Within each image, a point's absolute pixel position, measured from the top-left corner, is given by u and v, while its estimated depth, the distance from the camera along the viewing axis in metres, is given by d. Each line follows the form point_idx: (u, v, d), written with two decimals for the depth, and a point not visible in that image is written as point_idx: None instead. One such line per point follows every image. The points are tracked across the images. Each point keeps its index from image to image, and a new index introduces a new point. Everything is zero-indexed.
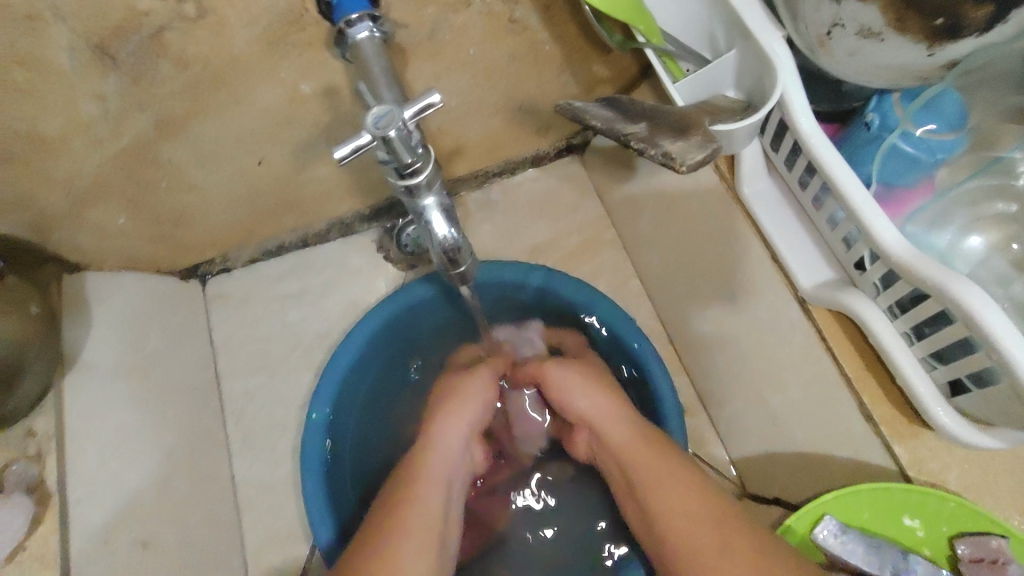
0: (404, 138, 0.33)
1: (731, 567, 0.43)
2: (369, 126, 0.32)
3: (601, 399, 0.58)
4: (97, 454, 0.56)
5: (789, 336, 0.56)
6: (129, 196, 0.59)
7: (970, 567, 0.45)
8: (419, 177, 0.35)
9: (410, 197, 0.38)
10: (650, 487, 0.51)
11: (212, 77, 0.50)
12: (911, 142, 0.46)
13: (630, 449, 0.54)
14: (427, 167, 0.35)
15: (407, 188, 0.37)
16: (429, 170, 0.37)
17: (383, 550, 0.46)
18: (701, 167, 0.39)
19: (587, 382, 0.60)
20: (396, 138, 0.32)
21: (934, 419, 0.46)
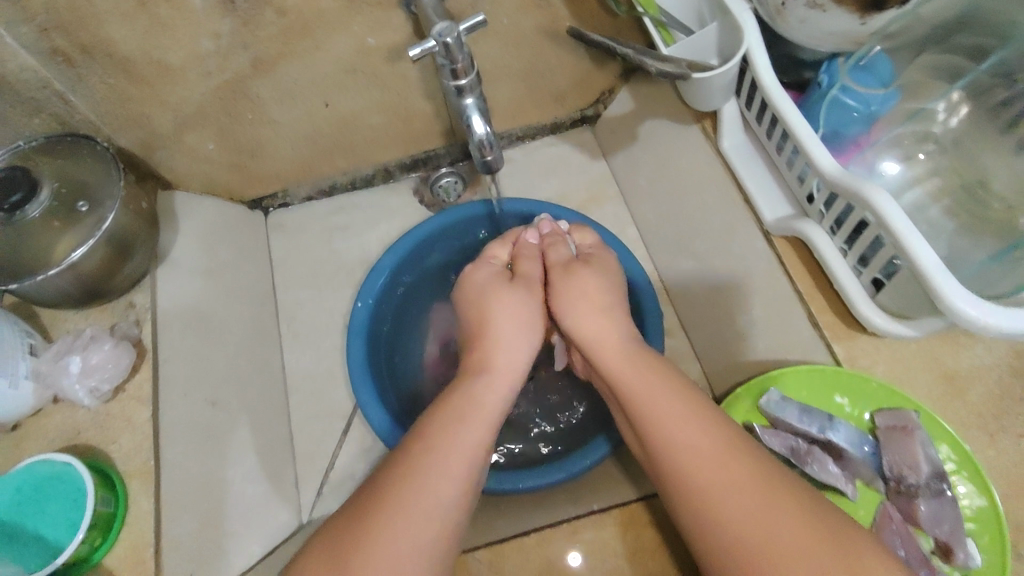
0: (459, 46, 0.48)
1: (732, 488, 0.46)
2: (435, 34, 0.47)
3: (603, 327, 0.59)
4: (181, 329, 0.69)
5: (756, 265, 0.68)
6: (219, 125, 0.72)
7: (885, 433, 0.55)
8: (464, 78, 0.50)
9: (459, 98, 0.53)
10: (653, 420, 0.51)
11: (301, 25, 0.63)
12: (850, 95, 0.58)
13: (626, 377, 0.55)
14: (474, 70, 0.50)
15: (456, 88, 0.52)
16: (472, 76, 0.52)
17: (419, 484, 0.48)
18: (665, 74, 0.59)
19: (586, 304, 0.60)
20: (454, 44, 0.48)
21: (860, 313, 0.57)
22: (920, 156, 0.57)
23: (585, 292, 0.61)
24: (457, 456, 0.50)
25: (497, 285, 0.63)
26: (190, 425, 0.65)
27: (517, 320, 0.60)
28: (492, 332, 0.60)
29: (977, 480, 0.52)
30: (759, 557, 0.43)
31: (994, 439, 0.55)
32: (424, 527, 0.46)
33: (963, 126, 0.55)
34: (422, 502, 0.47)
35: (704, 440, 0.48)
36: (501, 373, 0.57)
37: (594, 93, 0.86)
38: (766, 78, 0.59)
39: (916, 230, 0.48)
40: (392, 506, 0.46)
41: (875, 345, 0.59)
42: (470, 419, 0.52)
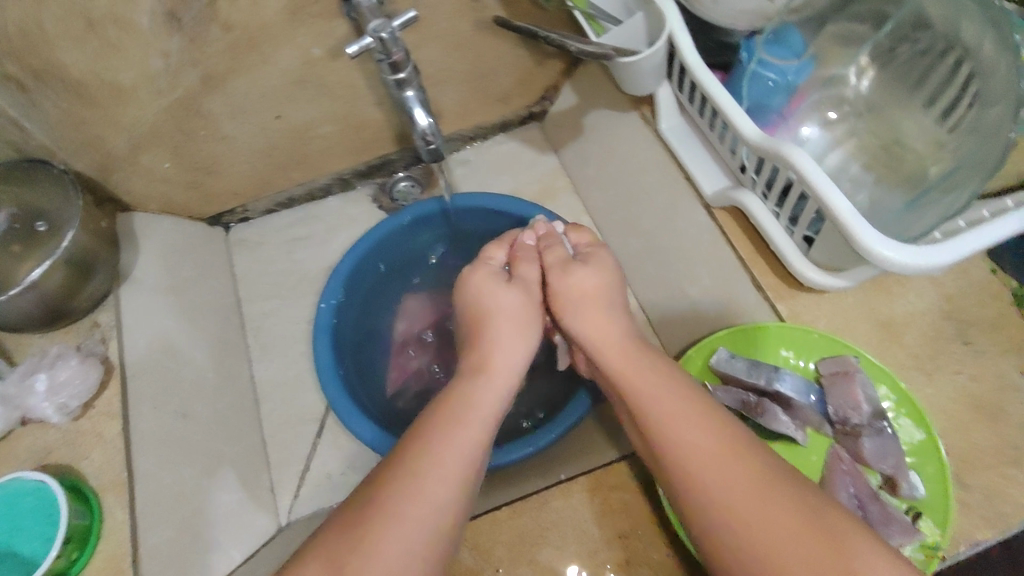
0: (394, 40, 0.52)
1: (731, 475, 0.47)
2: (371, 29, 0.51)
3: (605, 324, 0.60)
4: (147, 344, 0.69)
5: (699, 238, 0.71)
6: (174, 144, 0.74)
7: (828, 380, 0.58)
8: (401, 69, 0.53)
9: (400, 90, 0.56)
10: (661, 417, 0.51)
11: (248, 40, 0.66)
12: (768, 70, 0.62)
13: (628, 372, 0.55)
14: (410, 61, 0.53)
15: (396, 82, 0.55)
16: (410, 69, 0.55)
17: (418, 486, 0.47)
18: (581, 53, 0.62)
19: (589, 302, 0.61)
20: (389, 39, 0.51)
21: (795, 269, 0.61)
22: (830, 114, 0.62)
23: (587, 291, 0.62)
24: (457, 456, 0.50)
25: (493, 287, 0.63)
26: (164, 438, 0.65)
27: (514, 322, 0.60)
28: (490, 334, 0.60)
29: (916, 416, 0.56)
30: (751, 543, 0.44)
31: (930, 376, 0.58)
32: (424, 524, 0.46)
33: (872, 88, 0.61)
34: (422, 501, 0.47)
35: (704, 427, 0.49)
36: (499, 374, 0.57)
37: (538, 91, 0.90)
38: (690, 56, 0.62)
39: (834, 184, 0.52)
40: (391, 505, 0.46)
41: (816, 301, 0.62)
42: (469, 418, 0.52)
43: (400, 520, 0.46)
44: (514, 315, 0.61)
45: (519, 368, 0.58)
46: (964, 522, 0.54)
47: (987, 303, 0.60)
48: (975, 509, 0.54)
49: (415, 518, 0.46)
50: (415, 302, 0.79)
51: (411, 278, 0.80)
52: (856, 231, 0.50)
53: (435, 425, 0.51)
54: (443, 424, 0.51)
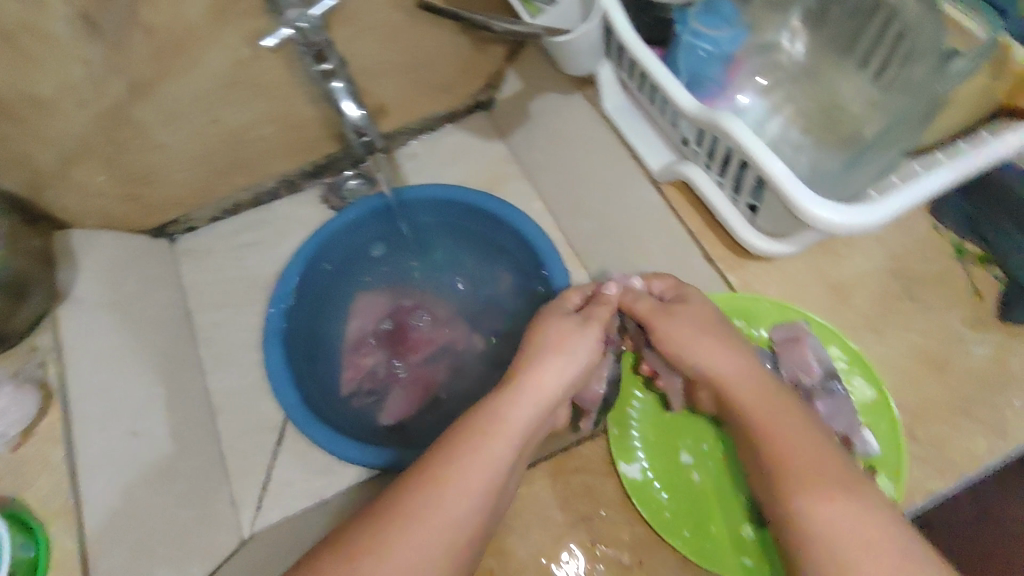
0: (312, 27, 0.50)
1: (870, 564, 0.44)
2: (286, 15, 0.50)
3: (740, 370, 0.53)
4: (92, 365, 0.66)
5: (648, 214, 0.70)
6: (106, 156, 0.70)
7: (781, 347, 0.58)
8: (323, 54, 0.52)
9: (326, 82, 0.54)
10: (803, 481, 0.48)
11: (174, 44, 0.63)
12: (703, 41, 0.61)
13: (768, 427, 0.50)
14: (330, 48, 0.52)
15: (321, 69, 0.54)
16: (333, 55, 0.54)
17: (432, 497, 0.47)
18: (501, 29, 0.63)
19: (700, 342, 0.55)
20: (306, 24, 0.50)
21: (742, 237, 0.61)
22: (761, 81, 0.63)
23: (704, 330, 0.55)
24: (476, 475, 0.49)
25: (566, 326, 0.58)
26: (114, 461, 0.63)
27: (559, 345, 0.56)
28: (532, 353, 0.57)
29: (867, 374, 0.57)
30: (818, 550, 0.45)
31: (880, 335, 0.59)
32: (436, 537, 0.46)
33: (806, 50, 0.63)
34: (438, 514, 0.47)
35: (785, 437, 0.49)
36: (534, 393, 0.54)
37: (483, 78, 0.89)
38: (625, 32, 0.61)
39: (773, 154, 0.51)
40: (407, 512, 0.47)
41: (766, 270, 0.63)
42: (492, 437, 0.51)
43: (413, 529, 0.46)
44: (563, 342, 0.57)
45: (556, 390, 0.55)
46: (918, 474, 0.55)
47: (931, 260, 0.61)
48: (928, 461, 0.55)
49: (426, 527, 0.46)
50: (367, 301, 0.77)
51: (363, 278, 0.78)
52: (792, 196, 0.50)
53: (459, 439, 0.51)
54: (465, 440, 0.50)
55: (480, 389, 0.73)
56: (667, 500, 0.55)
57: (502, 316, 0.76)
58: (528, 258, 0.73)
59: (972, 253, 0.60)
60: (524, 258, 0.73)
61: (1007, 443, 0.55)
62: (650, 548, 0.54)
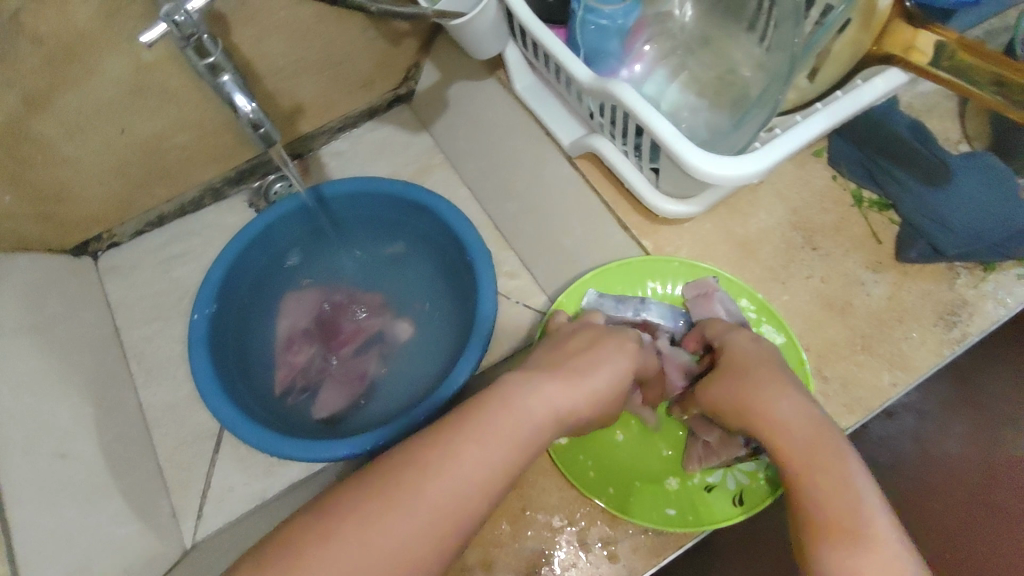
0: (191, 24, 0.49)
1: None
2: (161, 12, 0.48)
3: (788, 409, 0.47)
4: (12, 389, 0.64)
5: (565, 190, 0.72)
6: (11, 174, 0.68)
7: (693, 304, 0.60)
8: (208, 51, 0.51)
9: (214, 76, 0.54)
10: (831, 523, 0.42)
11: (66, 52, 0.61)
12: (599, 16, 0.63)
13: (801, 467, 0.45)
14: (215, 44, 0.51)
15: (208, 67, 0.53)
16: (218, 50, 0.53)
17: (417, 495, 0.42)
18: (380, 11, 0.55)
19: (758, 397, 0.49)
20: (184, 22, 0.48)
21: (649, 203, 0.63)
22: (646, 48, 0.66)
23: (742, 379, 0.50)
24: (474, 470, 0.43)
25: (612, 358, 0.53)
26: (44, 485, 0.61)
27: (604, 372, 0.51)
28: (573, 368, 0.51)
29: (776, 322, 0.59)
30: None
31: (785, 285, 0.62)
32: (417, 531, 0.41)
33: (695, 19, 0.64)
34: (423, 502, 0.42)
35: (815, 466, 0.44)
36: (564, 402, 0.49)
37: (401, 71, 0.89)
38: (521, 12, 0.63)
39: (660, 114, 0.53)
40: (391, 492, 0.42)
41: (677, 232, 0.65)
42: (498, 430, 0.45)
43: (395, 517, 0.41)
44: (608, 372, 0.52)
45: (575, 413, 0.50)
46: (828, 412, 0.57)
47: (828, 210, 0.64)
48: (836, 398, 0.57)
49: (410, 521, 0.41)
50: (298, 298, 0.77)
51: (293, 275, 0.78)
52: (679, 152, 0.51)
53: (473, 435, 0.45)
54: (468, 428, 0.45)
55: (411, 374, 0.74)
56: (590, 463, 0.57)
57: (430, 301, 0.77)
58: (452, 241, 0.73)
59: (869, 200, 0.63)
60: (447, 242, 0.74)
61: (908, 374, 0.58)
62: (578, 510, 0.56)
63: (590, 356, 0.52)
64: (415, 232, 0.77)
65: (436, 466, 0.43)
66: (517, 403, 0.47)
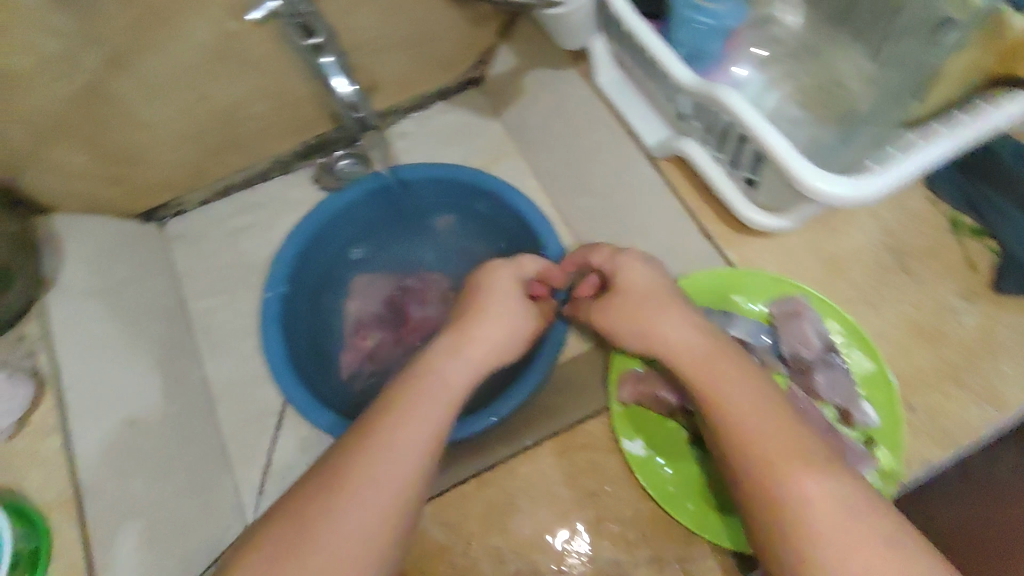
0: None
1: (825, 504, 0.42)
2: None
3: (679, 328, 0.53)
4: (83, 352, 0.65)
5: (649, 190, 0.70)
6: (88, 135, 0.67)
7: (780, 320, 0.58)
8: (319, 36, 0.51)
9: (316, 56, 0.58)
10: (731, 427, 0.47)
11: (153, 13, 0.58)
12: (706, 16, 0.59)
13: (697, 379, 0.50)
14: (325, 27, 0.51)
15: None
16: None
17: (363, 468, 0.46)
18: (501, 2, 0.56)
19: (654, 322, 0.55)
20: None
21: (741, 214, 0.61)
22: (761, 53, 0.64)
23: (633, 304, 0.56)
24: (405, 434, 0.48)
25: (505, 302, 0.60)
26: (109, 452, 0.62)
27: (501, 318, 0.59)
28: (469, 320, 0.59)
29: (867, 349, 0.56)
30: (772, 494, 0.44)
31: (876, 308, 0.60)
32: (370, 498, 0.45)
33: (803, 26, 0.63)
34: (386, 469, 0.47)
35: (716, 385, 0.49)
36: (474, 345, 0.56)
37: (477, 53, 0.87)
38: (619, 7, 0.60)
39: (773, 127, 0.51)
40: (352, 474, 0.46)
41: (764, 246, 0.63)
42: (424, 397, 0.51)
43: (348, 497, 0.45)
44: (503, 319, 0.59)
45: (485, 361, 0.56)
46: (916, 444, 0.55)
47: (925, 233, 0.61)
48: (924, 430, 0.56)
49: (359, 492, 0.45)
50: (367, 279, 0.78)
51: (360, 260, 0.79)
52: (793, 168, 0.50)
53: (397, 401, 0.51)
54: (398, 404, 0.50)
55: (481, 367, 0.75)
56: (670, 475, 0.55)
57: None
58: (527, 233, 0.73)
59: (968, 227, 0.61)
60: (524, 235, 0.74)
61: (1002, 411, 0.55)
62: (656, 524, 0.55)
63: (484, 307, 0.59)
64: (490, 224, 0.77)
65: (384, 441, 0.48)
66: (439, 366, 0.54)
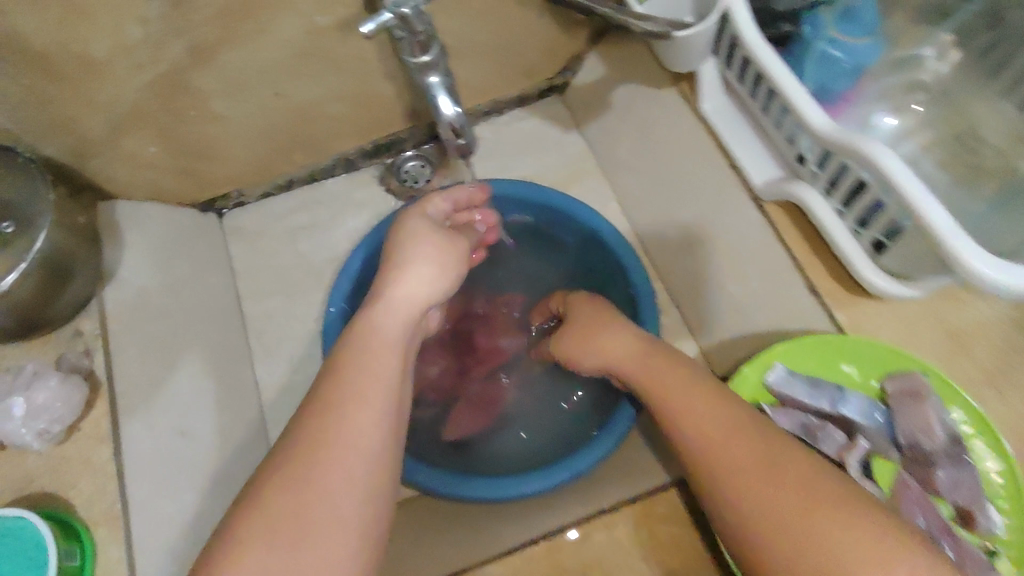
0: (417, 17, 0.45)
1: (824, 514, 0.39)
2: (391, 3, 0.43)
3: (621, 339, 0.57)
4: (138, 353, 0.62)
5: (748, 231, 0.63)
6: (160, 125, 0.64)
7: (897, 400, 0.53)
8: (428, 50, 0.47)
9: (422, 76, 0.50)
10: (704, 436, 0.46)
11: (241, 6, 0.55)
12: (838, 49, 0.54)
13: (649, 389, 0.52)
14: (435, 39, 0.47)
15: (417, 65, 0.49)
16: (434, 50, 0.49)
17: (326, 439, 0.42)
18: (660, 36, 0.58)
19: (600, 336, 0.59)
20: (411, 15, 0.44)
21: (860, 275, 0.55)
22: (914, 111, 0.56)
23: (591, 320, 0.61)
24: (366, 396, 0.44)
25: (430, 242, 0.55)
26: (159, 460, 0.59)
27: (429, 261, 0.53)
28: (393, 264, 0.53)
29: (994, 442, 0.51)
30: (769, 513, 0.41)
31: (1003, 394, 0.54)
32: (342, 479, 0.41)
33: (952, 73, 0.56)
34: (348, 439, 0.42)
35: (672, 393, 0.50)
36: (405, 295, 0.51)
37: (563, 60, 0.81)
38: (748, 35, 0.53)
39: (921, 184, 0.45)
40: (323, 449, 0.41)
41: (880, 309, 0.57)
42: (370, 355, 0.46)
43: (318, 477, 0.40)
44: (432, 257, 0.54)
45: (425, 304, 0.52)
46: None
47: None
48: None
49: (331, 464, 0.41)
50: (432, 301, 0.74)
51: None
52: (949, 244, 0.43)
53: (345, 362, 0.46)
54: (344, 368, 0.45)
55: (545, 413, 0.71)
56: None
57: None
58: (610, 266, 0.71)
59: None
60: (607, 267, 0.71)
61: None
62: None
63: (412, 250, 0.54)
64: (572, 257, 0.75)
65: (338, 404, 0.43)
66: (371, 319, 0.49)
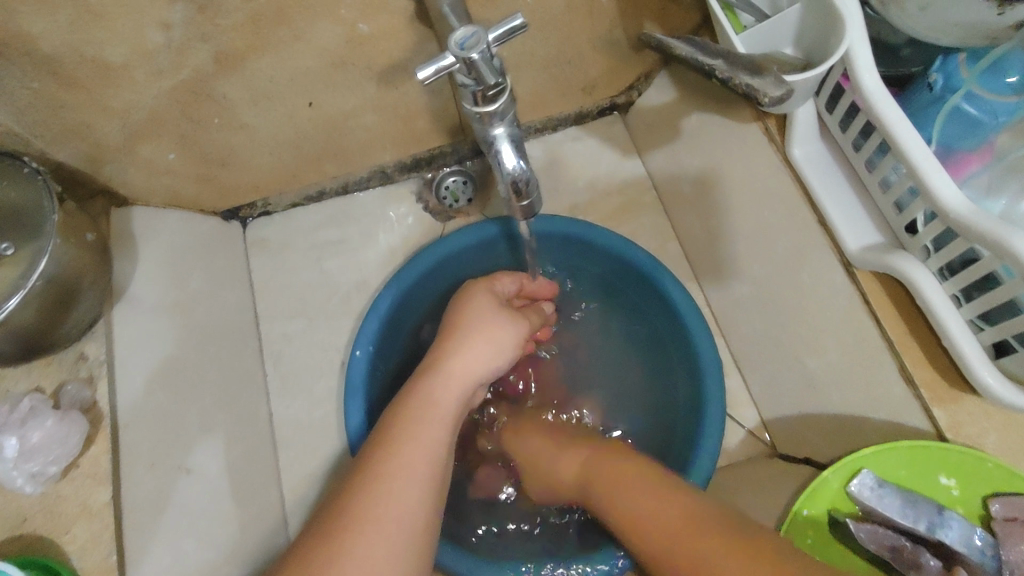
0: (485, 64, 0.39)
1: None
2: (457, 46, 0.38)
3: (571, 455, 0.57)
4: (144, 383, 0.57)
5: (831, 301, 0.55)
6: (181, 132, 0.58)
7: (1003, 525, 0.47)
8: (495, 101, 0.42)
9: (486, 127, 0.45)
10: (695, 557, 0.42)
11: (276, 11, 0.49)
12: (975, 105, 0.44)
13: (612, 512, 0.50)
14: (503, 88, 0.41)
15: (481, 115, 0.43)
16: (503, 100, 0.43)
17: (369, 511, 0.41)
18: (777, 102, 0.45)
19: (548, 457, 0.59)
20: (480, 60, 0.39)
21: (978, 380, 0.45)
22: None
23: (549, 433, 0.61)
24: (416, 466, 0.44)
25: (491, 316, 0.54)
26: (159, 503, 0.54)
27: (488, 337, 0.53)
28: (450, 338, 0.52)
29: None
30: None
31: None
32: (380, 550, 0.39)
33: None
34: (392, 511, 0.41)
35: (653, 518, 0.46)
36: (466, 366, 0.51)
37: (628, 78, 0.73)
38: (867, 80, 0.45)
39: None
40: (364, 517, 0.40)
41: (985, 410, 0.47)
42: (419, 421, 0.46)
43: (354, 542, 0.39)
44: (491, 335, 0.53)
45: (479, 377, 0.51)
46: None
47: None
48: None
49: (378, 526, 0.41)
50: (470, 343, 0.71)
51: None
52: None
53: (396, 428, 0.46)
54: (395, 435, 0.45)
55: None
56: None
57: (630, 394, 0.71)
58: (672, 321, 0.66)
59: None
60: (669, 321, 0.66)
61: None
62: None
63: (463, 326, 0.53)
64: (631, 308, 0.71)
65: (386, 473, 0.43)
66: (428, 390, 0.48)
